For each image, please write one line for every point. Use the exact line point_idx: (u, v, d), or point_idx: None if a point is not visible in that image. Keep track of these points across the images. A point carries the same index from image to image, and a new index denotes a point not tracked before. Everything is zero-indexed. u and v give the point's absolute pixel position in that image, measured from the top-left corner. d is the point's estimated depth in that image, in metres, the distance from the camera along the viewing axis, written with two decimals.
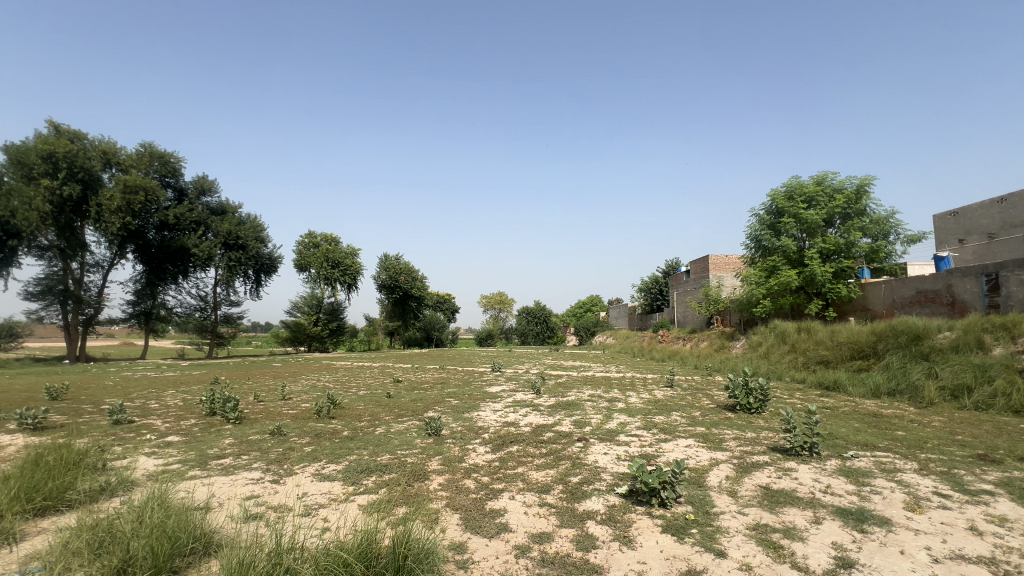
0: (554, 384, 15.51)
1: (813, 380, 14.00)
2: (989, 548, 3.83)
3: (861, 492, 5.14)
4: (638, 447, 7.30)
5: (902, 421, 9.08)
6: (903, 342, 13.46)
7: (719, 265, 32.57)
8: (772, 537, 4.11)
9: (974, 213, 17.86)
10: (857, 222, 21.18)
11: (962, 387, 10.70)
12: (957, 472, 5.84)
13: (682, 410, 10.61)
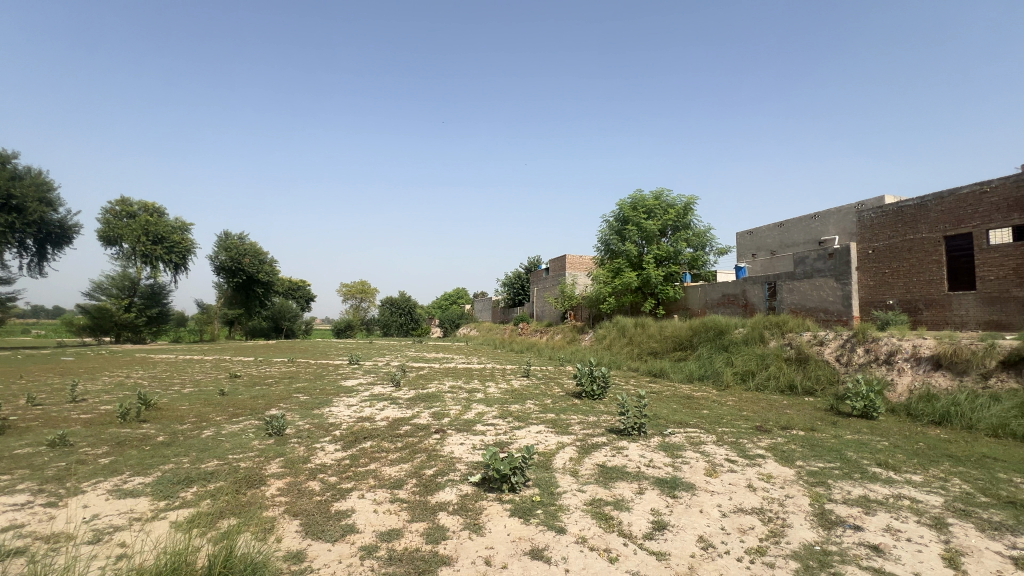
0: (415, 376, 15.24)
1: (644, 368, 16.11)
2: (759, 501, 4.80)
3: (675, 463, 6.04)
4: (493, 436, 7.54)
5: (707, 402, 10.98)
6: (711, 335, 16.23)
7: (574, 265, 35.42)
8: (604, 509, 4.58)
9: (762, 234, 22.30)
10: (683, 234, 24.87)
11: (748, 371, 13.34)
12: (742, 442, 7.25)
13: (536, 399, 11.30)
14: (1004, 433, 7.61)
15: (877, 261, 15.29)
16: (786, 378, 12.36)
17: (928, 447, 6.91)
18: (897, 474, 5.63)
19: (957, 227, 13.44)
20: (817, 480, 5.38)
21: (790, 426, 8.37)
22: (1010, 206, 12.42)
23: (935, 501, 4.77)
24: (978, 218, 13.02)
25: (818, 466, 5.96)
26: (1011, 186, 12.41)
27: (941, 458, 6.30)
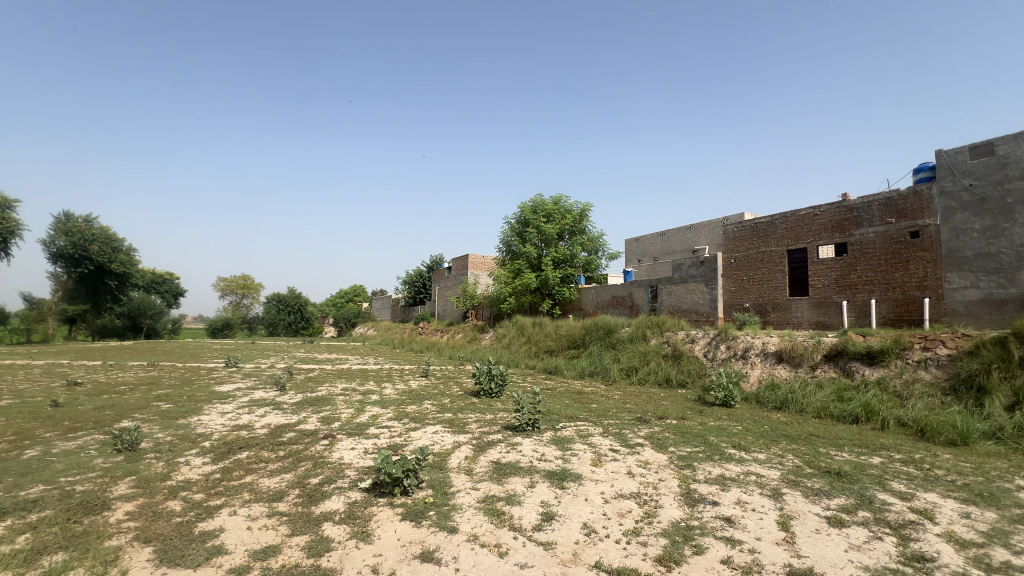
0: (303, 379, 14.16)
1: (541, 366, 16.75)
2: (636, 486, 5.24)
3: (565, 456, 6.36)
4: (386, 439, 7.28)
5: (596, 396, 11.74)
6: (601, 334, 17.37)
7: (476, 264, 35.64)
8: (496, 506, 4.66)
9: (647, 241, 24.42)
10: (579, 239, 26.31)
11: (632, 367, 14.54)
12: (625, 432, 7.87)
13: (434, 399, 11.16)
14: (824, 413, 9.21)
15: (737, 269, 17.66)
16: (663, 373, 13.67)
17: (771, 428, 8.10)
18: (747, 454, 6.51)
19: (797, 242, 15.93)
20: (685, 464, 6.01)
21: (666, 415, 9.25)
22: (833, 227, 15.02)
23: (774, 474, 5.60)
24: (811, 235, 15.56)
25: (686, 451, 6.68)
26: (835, 210, 15.00)
27: (780, 437, 7.42)
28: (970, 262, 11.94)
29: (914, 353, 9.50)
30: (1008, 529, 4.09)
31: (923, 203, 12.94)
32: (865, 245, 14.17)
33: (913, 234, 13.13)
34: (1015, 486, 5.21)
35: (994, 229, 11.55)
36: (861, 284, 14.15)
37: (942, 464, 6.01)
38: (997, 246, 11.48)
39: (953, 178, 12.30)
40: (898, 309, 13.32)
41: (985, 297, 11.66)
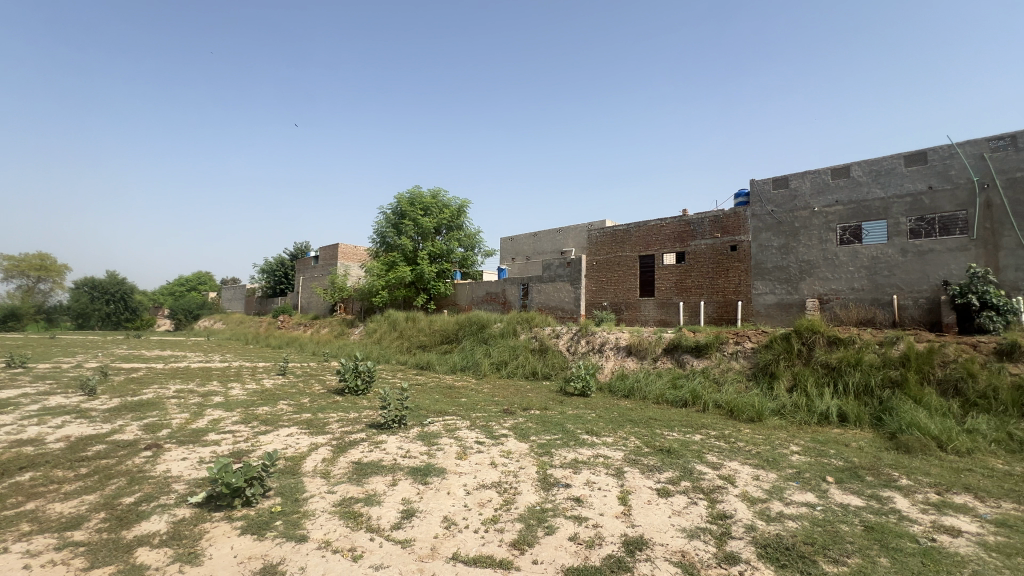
0: (122, 380, 11.85)
1: (412, 361, 16.41)
2: (498, 475, 5.41)
3: (430, 451, 6.31)
4: (229, 445, 6.45)
5: (466, 391, 11.89)
6: (474, 330, 17.61)
7: (347, 254, 33.48)
8: (354, 508, 4.43)
9: (520, 241, 25.45)
10: (456, 235, 26.31)
11: (502, 361, 15.04)
12: (491, 424, 8.09)
13: (291, 398, 10.22)
14: (662, 399, 10.57)
15: (598, 271, 19.34)
16: (531, 366, 14.40)
17: (619, 414, 9.04)
18: (598, 438, 7.18)
19: (647, 249, 17.99)
20: (544, 451, 6.40)
21: (530, 407, 9.74)
22: (675, 237, 17.25)
23: (618, 455, 6.26)
24: (658, 244, 17.72)
25: (546, 438, 7.12)
26: (677, 223, 17.23)
27: (626, 422, 8.30)
28: (770, 272, 14.76)
29: (729, 346, 11.34)
30: (783, 486, 5.15)
31: (740, 222, 15.56)
32: (698, 255, 16.56)
33: (732, 247, 15.71)
34: (789, 451, 6.57)
35: (786, 247, 14.45)
36: (694, 288, 16.53)
37: (743, 437, 7.31)
38: (788, 260, 14.39)
39: (761, 204, 15.06)
40: (719, 310, 15.88)
41: (779, 301, 14.54)
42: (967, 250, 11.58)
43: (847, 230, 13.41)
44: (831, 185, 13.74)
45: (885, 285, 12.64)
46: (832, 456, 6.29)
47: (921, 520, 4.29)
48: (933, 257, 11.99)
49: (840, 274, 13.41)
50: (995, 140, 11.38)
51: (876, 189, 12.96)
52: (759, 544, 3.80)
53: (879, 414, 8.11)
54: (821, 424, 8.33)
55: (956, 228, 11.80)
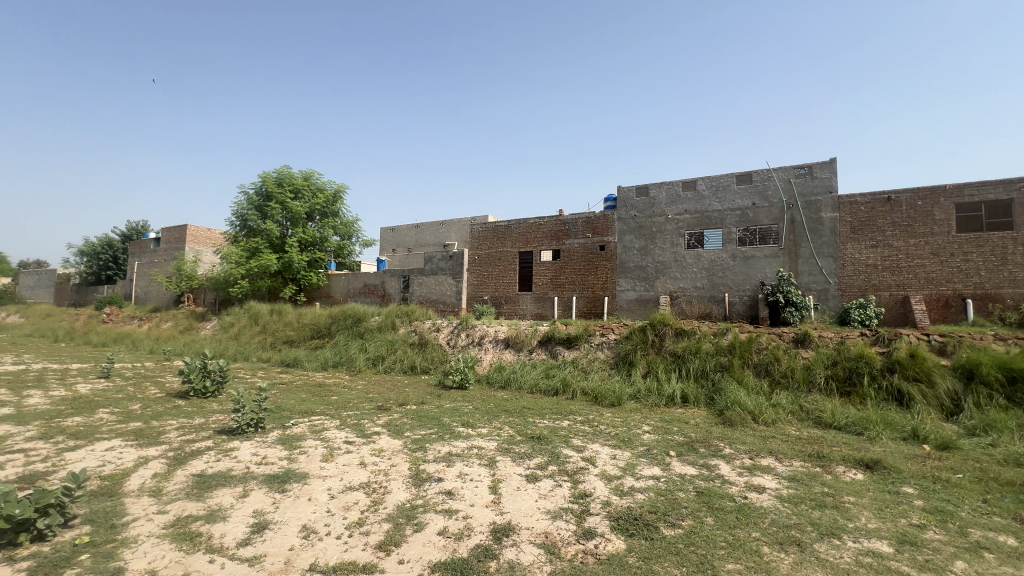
0: None
1: (276, 358, 14.91)
2: (367, 476, 5.15)
3: (291, 455, 5.77)
4: (18, 467, 5.15)
5: (338, 388, 11.14)
6: (349, 324, 16.60)
7: (197, 238, 29.06)
8: (190, 528, 3.85)
9: (402, 231, 24.62)
10: (331, 222, 24.44)
11: (379, 356, 14.45)
12: (363, 422, 7.68)
13: (116, 405, 8.56)
14: (536, 389, 11.09)
15: (480, 265, 19.55)
16: (409, 360, 14.04)
17: (495, 405, 9.25)
18: (473, 429, 7.26)
19: (526, 246, 18.64)
20: (418, 446, 6.28)
21: (406, 402, 9.48)
22: (552, 235, 18.12)
23: (492, 445, 6.40)
24: (536, 241, 18.46)
25: (421, 433, 6.98)
26: (553, 222, 18.09)
27: (501, 412, 8.54)
28: (631, 271, 16.35)
29: (596, 338, 12.29)
30: (635, 462, 5.74)
31: (608, 225, 16.94)
32: (571, 253, 17.64)
33: (601, 247, 17.06)
34: (642, 431, 7.35)
35: (645, 249, 16.13)
36: (567, 284, 17.62)
37: (605, 421, 7.99)
38: (646, 261, 16.09)
39: (626, 209, 16.58)
40: (589, 304, 17.17)
41: (638, 297, 16.21)
42: (778, 257, 14.09)
43: (693, 236, 15.42)
44: (681, 196, 15.66)
45: (720, 284, 14.82)
46: (676, 433, 7.20)
47: (738, 481, 5.11)
48: (754, 262, 14.38)
49: (686, 274, 15.39)
50: (798, 169, 13.99)
51: (715, 202, 15.11)
52: (612, 517, 4.17)
53: (711, 394, 9.50)
54: (668, 405, 9.49)
55: (770, 239, 14.30)
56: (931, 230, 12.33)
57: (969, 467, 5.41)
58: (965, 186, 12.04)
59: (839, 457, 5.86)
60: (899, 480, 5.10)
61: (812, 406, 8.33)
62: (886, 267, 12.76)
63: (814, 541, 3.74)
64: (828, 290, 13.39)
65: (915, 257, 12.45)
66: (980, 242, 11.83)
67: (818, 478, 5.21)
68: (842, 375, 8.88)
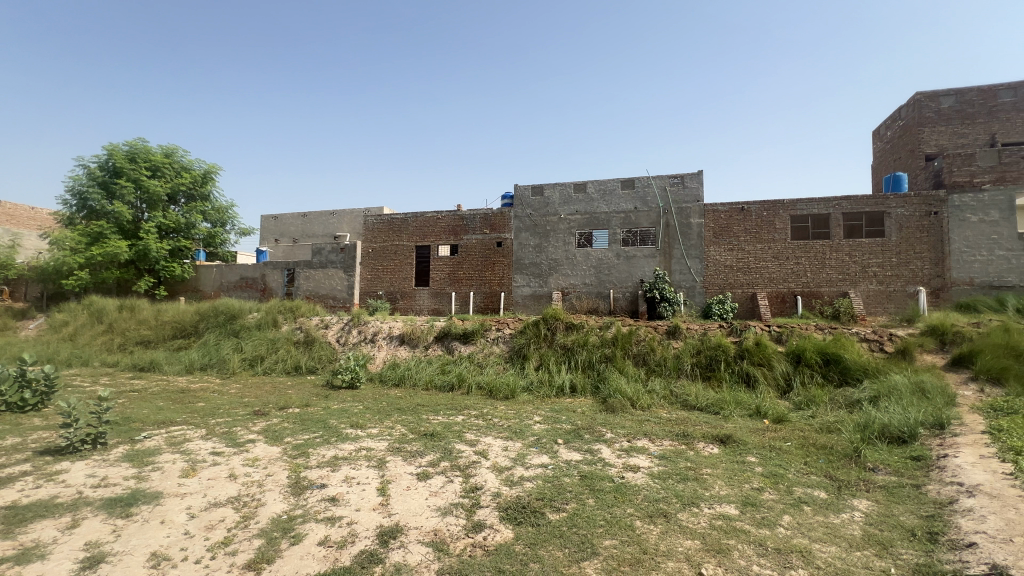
0: None
1: (126, 362, 12.79)
2: (237, 489, 4.65)
3: (141, 474, 4.98)
4: None
5: (206, 393, 9.89)
6: (220, 321, 14.83)
7: (15, 218, 23.74)
8: None
9: (287, 220, 22.63)
10: (200, 206, 21.57)
11: (258, 357, 13.12)
12: (234, 430, 6.91)
13: None
14: (431, 385, 10.93)
15: (373, 258, 18.69)
16: (293, 360, 12.95)
17: (387, 404, 8.92)
18: (362, 430, 6.93)
19: (423, 240, 18.23)
20: (298, 452, 5.81)
21: (288, 405, 8.73)
22: (449, 230, 17.93)
23: (383, 445, 6.17)
24: (433, 235, 18.14)
25: (303, 438, 6.49)
26: (451, 217, 17.91)
27: (393, 411, 8.27)
28: (527, 267, 16.87)
29: (492, 333, 12.45)
30: (525, 452, 5.93)
31: (505, 222, 17.24)
32: (469, 249, 17.65)
33: (498, 244, 17.32)
34: (533, 421, 7.62)
35: (540, 246, 16.74)
36: (465, 279, 17.61)
37: (498, 414, 8.13)
38: (541, 258, 16.72)
39: (522, 207, 17.03)
40: (486, 300, 17.36)
41: (533, 293, 16.78)
42: (655, 257, 15.54)
43: (583, 236, 16.36)
44: (573, 197, 16.50)
45: (606, 281, 15.94)
46: (564, 421, 7.58)
47: (617, 463, 5.54)
48: (635, 261, 15.69)
49: (576, 271, 16.29)
50: (673, 178, 15.52)
51: (603, 205, 16.19)
52: (502, 508, 4.26)
53: (597, 383, 10.18)
54: (558, 395, 9.97)
55: (649, 241, 15.71)
56: (773, 237, 14.49)
57: (796, 436, 6.47)
58: (798, 202, 14.34)
59: (700, 435, 6.63)
60: (745, 451, 5.93)
61: (680, 391, 9.34)
62: (740, 268, 14.74)
63: (677, 511, 4.19)
64: (694, 287, 15.11)
65: (761, 260, 14.54)
66: (807, 249, 14.19)
67: (683, 455, 5.85)
68: (704, 362, 10.07)
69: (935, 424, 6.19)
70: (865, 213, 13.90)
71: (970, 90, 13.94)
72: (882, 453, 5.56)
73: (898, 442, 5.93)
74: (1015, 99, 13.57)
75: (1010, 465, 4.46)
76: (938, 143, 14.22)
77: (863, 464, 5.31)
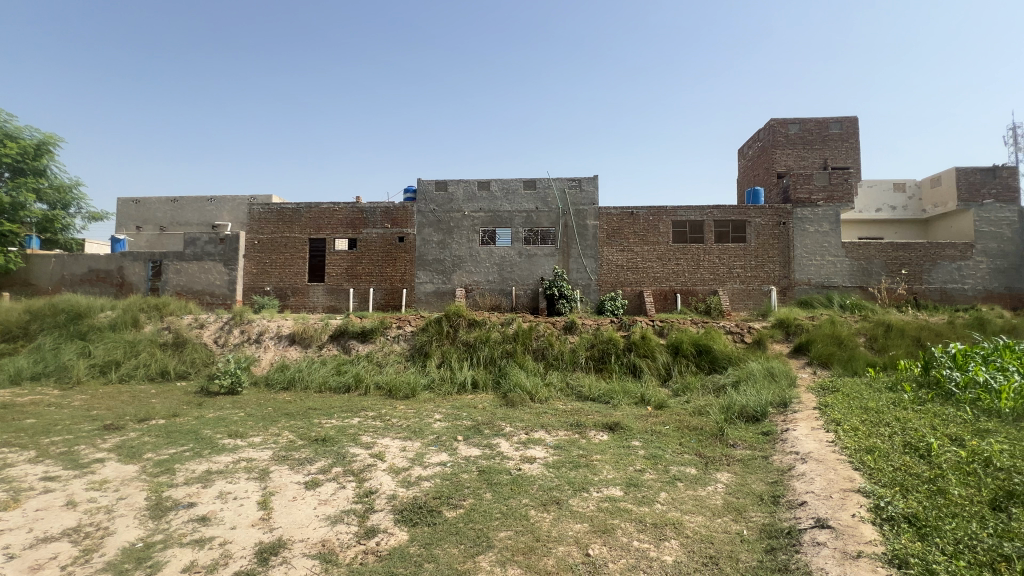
0: None
1: None
2: (77, 518, 3.95)
3: None
4: None
5: (39, 407, 8.26)
6: (60, 322, 12.50)
7: None
8: None
9: (152, 205, 19.73)
10: (31, 183, 17.91)
11: (111, 362, 11.27)
12: (76, 449, 5.86)
13: None
14: (324, 387, 10.28)
15: (260, 251, 17.08)
16: (158, 365, 11.31)
17: (273, 409, 8.21)
18: (243, 440, 6.29)
19: (317, 233, 17.02)
20: (161, 469, 5.10)
21: (150, 416, 7.62)
22: (347, 223, 16.95)
23: (266, 454, 5.66)
24: (329, 228, 17.02)
25: (168, 453, 5.71)
26: (350, 209, 16.95)
27: (280, 416, 7.63)
28: (429, 264, 16.59)
29: (392, 330, 12.03)
30: (424, 451, 5.83)
31: (408, 216, 16.75)
32: (369, 243, 16.86)
33: (400, 239, 16.78)
34: (433, 420, 7.53)
35: (443, 243, 16.55)
36: (364, 275, 16.81)
37: (397, 414, 7.89)
38: (444, 254, 16.55)
39: (425, 202, 16.68)
40: (387, 296, 16.74)
41: (436, 289, 16.56)
42: (554, 256, 16.19)
43: (486, 234, 16.52)
44: (477, 194, 16.56)
45: (509, 279, 16.26)
46: (464, 418, 7.59)
47: (514, 456, 5.69)
48: (536, 260, 16.21)
49: (480, 268, 16.40)
50: (571, 181, 16.29)
51: (506, 203, 16.47)
52: (397, 510, 4.15)
53: (498, 378, 10.35)
54: (460, 392, 9.97)
55: (549, 240, 16.33)
56: (657, 240, 15.88)
57: (673, 420, 7.17)
58: (679, 208, 15.86)
59: (591, 423, 7.07)
60: (630, 436, 6.43)
61: (575, 383, 9.87)
62: (629, 267, 15.94)
63: (569, 498, 4.42)
64: (590, 285, 16.03)
65: (648, 260, 15.87)
66: (686, 251, 15.77)
67: (576, 444, 6.19)
68: (597, 355, 10.73)
69: (780, 402, 7.26)
70: (732, 221, 15.82)
71: (810, 119, 16.45)
72: (740, 430, 6.38)
73: (753, 420, 6.87)
74: (841, 130, 16.31)
75: (832, 434, 5.38)
76: (786, 164, 16.59)
77: (725, 441, 6.05)
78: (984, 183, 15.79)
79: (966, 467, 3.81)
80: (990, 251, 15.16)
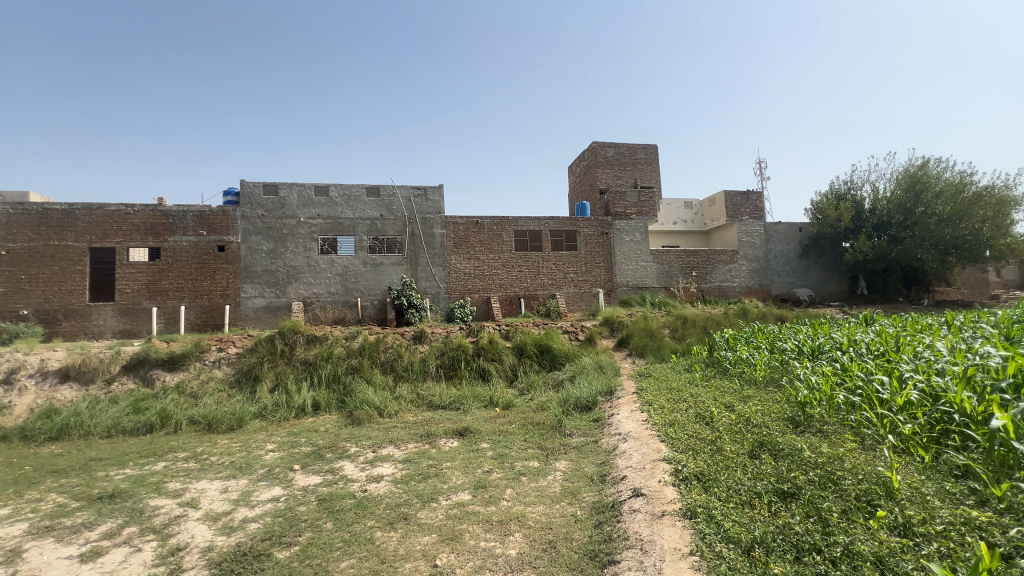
0: None
1: None
2: None
3: None
4: None
5: None
6: None
7: None
8: None
9: None
10: None
11: None
12: None
13: None
14: (116, 431, 8.32)
15: (12, 264, 13.21)
16: None
17: (33, 468, 6.36)
18: None
19: (102, 240, 13.76)
20: None
21: None
22: (147, 230, 14.07)
23: (19, 529, 4.35)
24: (120, 235, 13.90)
25: None
26: (149, 213, 14.09)
27: (45, 476, 5.96)
28: (259, 276, 14.77)
29: (210, 354, 10.33)
30: (251, 489, 5.12)
31: (228, 222, 14.63)
32: (178, 253, 14.25)
33: (219, 248, 14.56)
34: (265, 451, 6.68)
35: (274, 252, 14.90)
36: (172, 291, 14.15)
37: (217, 451, 6.80)
38: (276, 265, 14.90)
39: (250, 206, 14.78)
40: (203, 315, 14.35)
41: (267, 304, 14.81)
42: (401, 265, 15.83)
43: (325, 242, 15.37)
44: (313, 200, 15.29)
45: (354, 289, 15.38)
46: (302, 444, 6.90)
47: (360, 477, 5.38)
48: (382, 269, 15.65)
49: (320, 279, 15.19)
50: (417, 190, 16.15)
51: (347, 210, 15.57)
52: (213, 564, 3.56)
53: (342, 397, 9.65)
54: (299, 416, 9.05)
55: (395, 249, 15.91)
56: (502, 248, 16.68)
57: (518, 418, 7.59)
58: (520, 219, 16.93)
59: (441, 432, 7.07)
60: (479, 439, 6.61)
61: (426, 392, 9.75)
62: (476, 275, 16.42)
63: (417, 511, 4.33)
64: (439, 293, 16.07)
65: (493, 268, 16.56)
66: (527, 258, 16.88)
67: (425, 454, 6.11)
68: (447, 362, 10.77)
69: (608, 391, 8.23)
70: (565, 231, 17.45)
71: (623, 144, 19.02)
72: (576, 420, 7.06)
73: (586, 409, 7.68)
74: (647, 156, 19.24)
75: (645, 413, 6.29)
76: (607, 182, 18.87)
77: (563, 432, 6.60)
78: (742, 204, 20.21)
79: (734, 427, 4.81)
80: (748, 256, 19.50)
